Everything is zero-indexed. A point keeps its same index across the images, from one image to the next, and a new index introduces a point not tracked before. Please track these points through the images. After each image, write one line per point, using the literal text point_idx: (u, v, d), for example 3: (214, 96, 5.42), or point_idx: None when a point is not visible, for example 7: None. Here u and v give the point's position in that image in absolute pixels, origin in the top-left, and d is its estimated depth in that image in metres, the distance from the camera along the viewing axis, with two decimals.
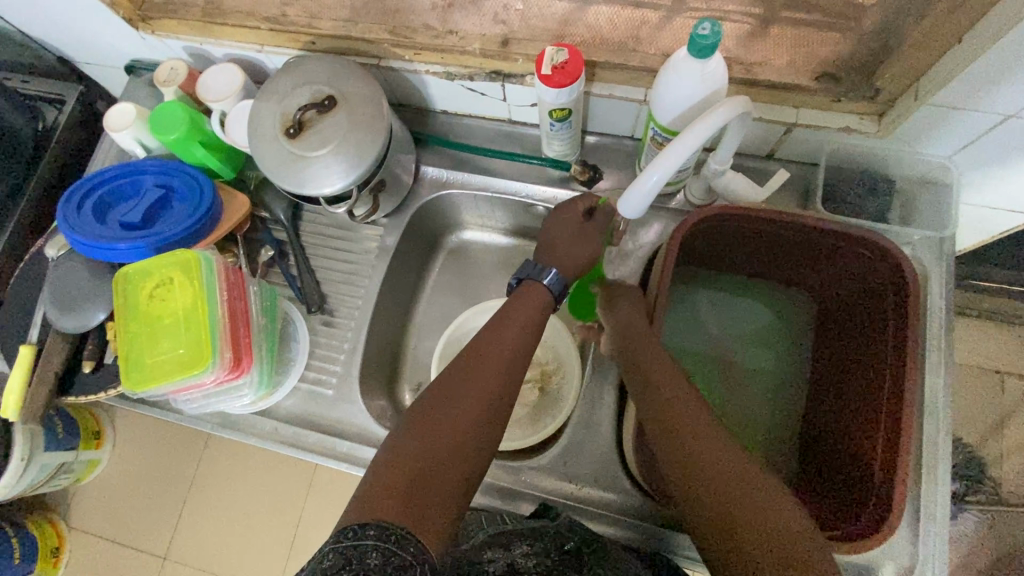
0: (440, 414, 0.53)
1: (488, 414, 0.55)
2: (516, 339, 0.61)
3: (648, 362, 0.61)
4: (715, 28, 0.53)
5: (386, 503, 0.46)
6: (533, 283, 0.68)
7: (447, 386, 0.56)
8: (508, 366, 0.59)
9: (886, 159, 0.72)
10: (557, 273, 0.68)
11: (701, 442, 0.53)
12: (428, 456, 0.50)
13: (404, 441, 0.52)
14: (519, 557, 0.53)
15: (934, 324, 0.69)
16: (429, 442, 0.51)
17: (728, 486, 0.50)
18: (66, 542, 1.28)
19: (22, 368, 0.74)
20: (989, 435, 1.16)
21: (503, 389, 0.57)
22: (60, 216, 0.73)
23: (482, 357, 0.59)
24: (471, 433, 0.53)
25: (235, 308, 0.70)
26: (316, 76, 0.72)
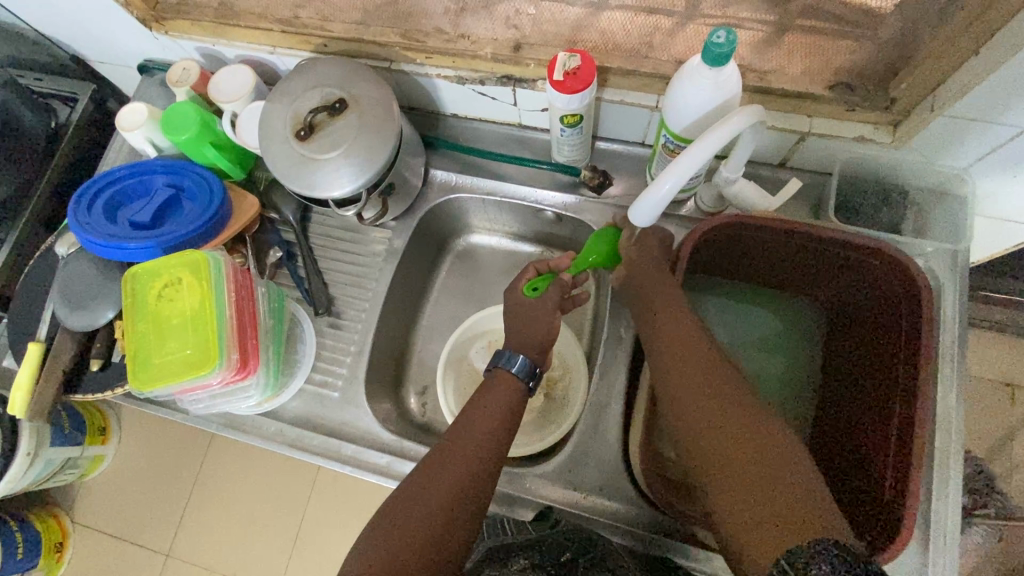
0: (424, 490, 0.55)
1: (473, 490, 0.56)
2: (500, 416, 0.63)
3: (670, 356, 0.60)
4: (730, 37, 0.52)
5: None
6: (504, 373, 0.68)
7: (434, 456, 0.58)
8: (491, 441, 0.61)
9: (900, 170, 0.71)
10: (524, 360, 0.69)
11: (721, 437, 0.52)
12: (408, 528, 0.52)
13: (389, 510, 0.54)
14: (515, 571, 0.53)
15: (947, 337, 0.67)
16: (410, 521, 0.52)
17: (746, 484, 0.50)
18: (70, 537, 1.29)
19: (30, 367, 0.74)
20: (998, 449, 1.15)
21: (485, 463, 0.59)
22: (70, 216, 0.74)
23: (465, 430, 0.61)
24: (454, 508, 0.54)
25: (243, 309, 0.70)
26: (327, 79, 0.72)
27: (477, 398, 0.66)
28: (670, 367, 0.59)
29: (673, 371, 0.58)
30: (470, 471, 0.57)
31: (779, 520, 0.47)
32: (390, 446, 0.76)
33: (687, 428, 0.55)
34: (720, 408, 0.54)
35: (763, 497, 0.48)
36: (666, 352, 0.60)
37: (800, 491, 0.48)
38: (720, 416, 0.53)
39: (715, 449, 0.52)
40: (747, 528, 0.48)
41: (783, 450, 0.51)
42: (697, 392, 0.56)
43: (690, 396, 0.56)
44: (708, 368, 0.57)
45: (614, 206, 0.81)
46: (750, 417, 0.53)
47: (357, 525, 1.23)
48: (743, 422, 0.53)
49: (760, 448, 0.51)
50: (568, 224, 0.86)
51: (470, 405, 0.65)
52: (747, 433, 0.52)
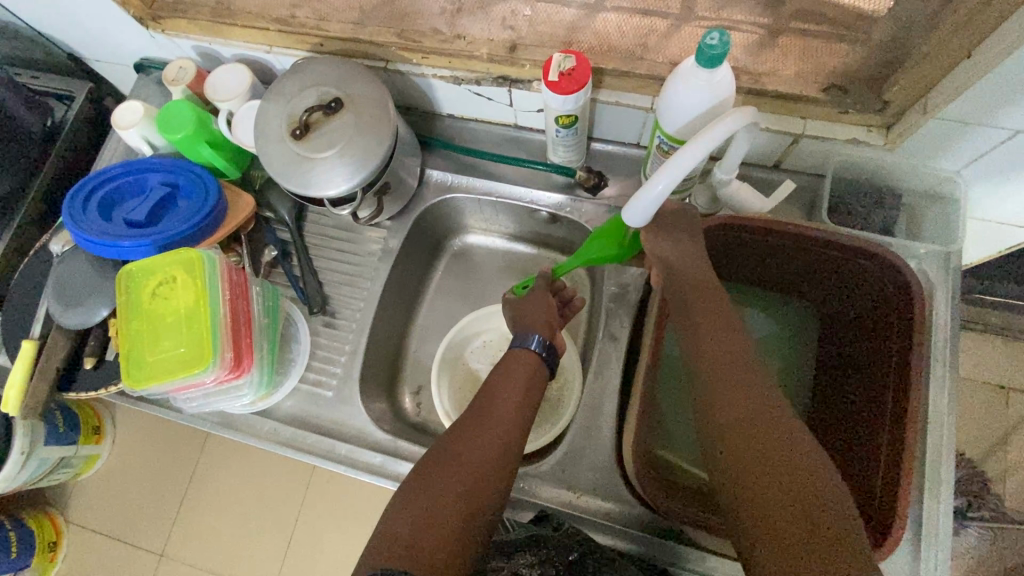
0: (447, 468, 0.55)
1: (504, 456, 0.57)
2: (525, 391, 0.65)
3: (712, 361, 0.58)
4: (723, 39, 0.53)
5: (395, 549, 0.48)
6: (520, 349, 0.70)
7: (465, 427, 0.59)
8: (511, 424, 0.60)
9: (894, 173, 0.71)
10: (538, 337, 0.71)
11: (753, 448, 0.51)
12: (443, 490, 0.53)
13: (423, 474, 0.55)
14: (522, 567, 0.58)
15: (939, 340, 0.68)
16: (443, 488, 0.53)
17: (769, 499, 0.48)
18: (64, 537, 1.29)
19: (24, 364, 0.74)
20: (993, 451, 1.15)
21: (507, 446, 0.58)
22: (65, 214, 0.74)
23: (487, 413, 0.61)
24: (480, 484, 0.54)
25: (237, 308, 0.70)
26: (324, 78, 0.72)
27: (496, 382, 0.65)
28: (706, 374, 0.58)
29: (709, 376, 0.57)
30: (501, 439, 0.58)
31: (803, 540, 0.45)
32: (384, 445, 0.76)
33: (715, 435, 0.54)
34: (758, 420, 0.53)
35: (789, 515, 0.47)
36: (701, 360, 0.59)
37: (830, 506, 0.47)
38: (752, 426, 0.52)
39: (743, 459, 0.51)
40: (769, 544, 0.47)
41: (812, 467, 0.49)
42: (733, 401, 0.54)
43: (722, 405, 0.55)
44: (743, 377, 0.56)
45: (609, 207, 0.81)
46: (786, 433, 0.51)
47: (351, 525, 1.23)
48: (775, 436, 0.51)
49: (789, 463, 0.49)
50: (564, 225, 0.86)
51: (488, 387, 0.65)
52: (781, 448, 0.50)
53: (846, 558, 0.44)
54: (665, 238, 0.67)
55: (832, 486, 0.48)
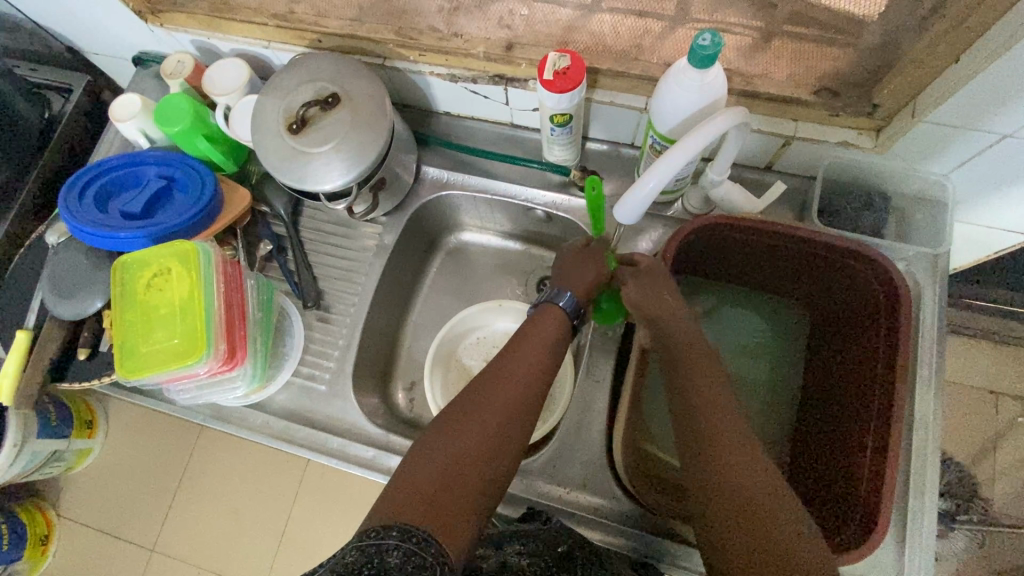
0: (463, 430, 0.56)
1: (517, 416, 0.59)
2: (544, 349, 0.65)
3: (683, 373, 0.60)
4: (715, 39, 0.53)
5: (409, 506, 0.49)
6: (551, 304, 0.69)
7: (478, 390, 0.60)
8: (529, 384, 0.61)
9: (884, 176, 0.72)
10: (571, 295, 0.69)
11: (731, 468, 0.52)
12: (458, 451, 0.54)
13: (437, 435, 0.56)
14: (512, 557, 0.56)
15: (926, 342, 0.69)
16: (457, 449, 0.54)
17: (729, 501, 0.51)
18: (55, 530, 1.29)
19: (18, 354, 0.74)
20: (981, 455, 1.16)
21: (522, 406, 0.59)
22: (61, 204, 0.74)
23: (505, 372, 0.62)
24: (493, 446, 0.55)
25: (232, 301, 0.70)
26: (321, 73, 0.73)
27: (516, 341, 0.66)
28: (687, 391, 0.59)
29: (693, 392, 0.58)
30: (515, 401, 0.59)
31: (759, 537, 0.48)
32: (376, 440, 0.76)
33: (695, 450, 0.55)
34: (738, 438, 0.54)
35: (761, 541, 0.48)
36: (684, 378, 0.60)
37: (782, 503, 0.50)
38: (727, 446, 0.54)
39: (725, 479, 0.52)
40: (733, 544, 0.49)
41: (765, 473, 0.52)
42: (717, 418, 0.56)
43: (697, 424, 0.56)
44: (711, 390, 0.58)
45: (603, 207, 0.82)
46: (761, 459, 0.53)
47: (343, 521, 1.24)
48: (750, 458, 0.53)
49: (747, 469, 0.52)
50: (558, 223, 0.87)
51: (509, 348, 0.65)
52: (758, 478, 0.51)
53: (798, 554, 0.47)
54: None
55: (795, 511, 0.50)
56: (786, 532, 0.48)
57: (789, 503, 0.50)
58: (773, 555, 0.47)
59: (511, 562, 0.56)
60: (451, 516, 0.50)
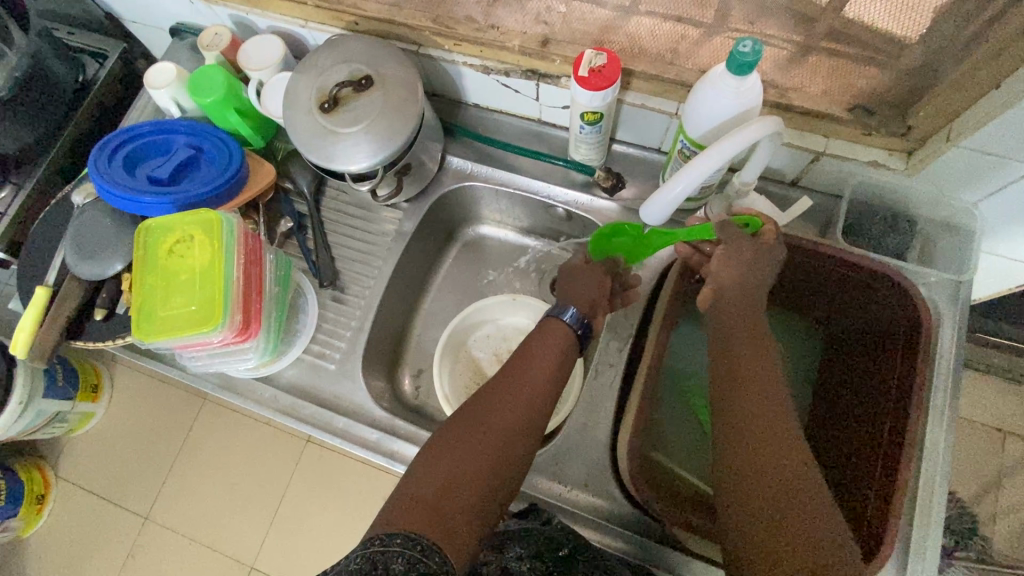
0: (469, 435, 0.56)
1: (525, 426, 0.59)
2: (552, 358, 0.66)
3: (726, 366, 0.59)
4: (755, 47, 0.53)
5: (412, 511, 0.49)
6: (555, 319, 0.70)
7: (487, 396, 0.60)
8: (534, 398, 0.61)
9: (912, 199, 0.72)
10: (575, 310, 0.70)
11: (756, 477, 0.51)
12: (464, 458, 0.54)
13: (445, 440, 0.56)
14: (513, 561, 0.58)
15: (943, 367, 0.68)
16: (462, 455, 0.54)
17: (758, 502, 0.50)
18: (52, 491, 1.30)
19: (35, 310, 0.75)
20: (985, 493, 1.15)
21: (528, 421, 0.59)
22: (91, 163, 0.75)
23: (512, 385, 0.62)
24: (500, 455, 0.55)
25: (251, 273, 0.70)
26: (355, 55, 0.73)
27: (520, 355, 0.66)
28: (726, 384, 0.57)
29: (728, 391, 0.57)
30: (523, 409, 0.60)
31: (792, 539, 0.48)
32: (380, 422, 0.76)
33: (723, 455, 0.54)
34: (771, 445, 0.52)
35: (792, 548, 0.47)
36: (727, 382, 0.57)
37: (812, 505, 0.49)
38: (762, 451, 0.52)
39: (750, 487, 0.51)
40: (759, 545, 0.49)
41: (804, 472, 0.51)
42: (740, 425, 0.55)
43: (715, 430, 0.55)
44: (753, 384, 0.56)
45: (625, 209, 0.82)
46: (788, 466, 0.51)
47: (337, 504, 1.24)
48: (788, 466, 0.51)
49: (778, 467, 0.51)
50: (578, 223, 0.87)
51: (516, 356, 0.66)
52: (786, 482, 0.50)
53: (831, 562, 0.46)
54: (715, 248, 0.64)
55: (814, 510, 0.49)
56: (816, 534, 0.48)
57: (825, 519, 0.48)
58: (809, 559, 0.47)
59: (513, 568, 0.57)
60: (452, 523, 0.50)
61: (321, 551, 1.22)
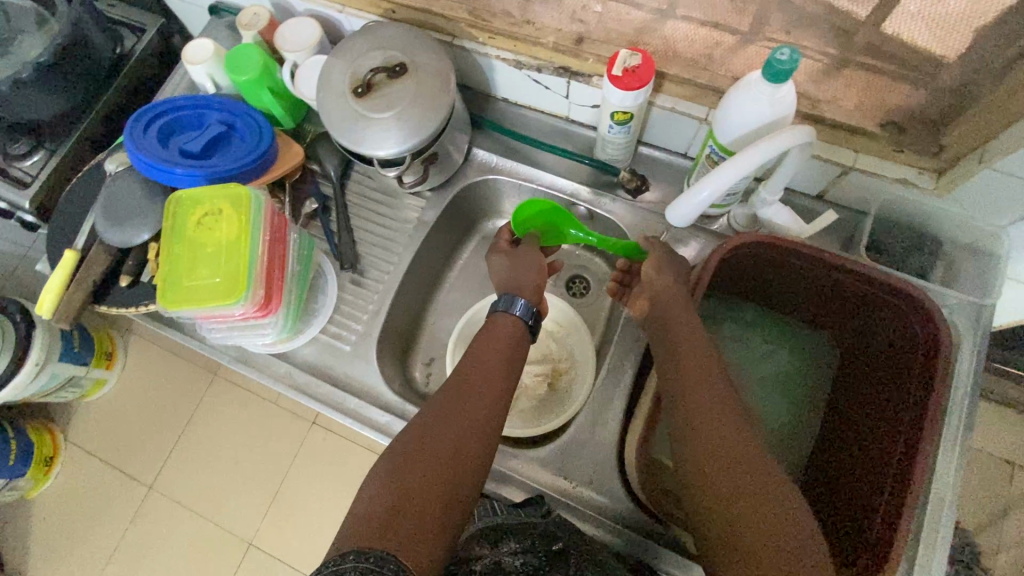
0: (426, 447, 0.56)
1: (482, 432, 0.60)
2: (504, 365, 0.67)
3: (701, 368, 0.60)
4: (793, 55, 0.53)
5: (368, 527, 0.48)
6: (504, 314, 0.73)
7: (442, 406, 0.61)
8: (489, 403, 0.63)
9: (940, 220, 0.71)
10: (525, 301, 0.73)
11: (734, 481, 0.52)
12: (421, 469, 0.54)
13: (401, 454, 0.56)
14: (506, 555, 0.58)
15: (960, 391, 0.67)
16: (420, 466, 0.54)
17: (746, 505, 0.50)
18: (60, 454, 1.32)
19: (64, 271, 0.76)
20: (989, 525, 1.13)
21: (484, 427, 0.60)
22: (126, 132, 0.76)
23: (462, 397, 0.62)
24: (457, 463, 0.56)
25: (275, 250, 0.72)
26: (390, 42, 0.74)
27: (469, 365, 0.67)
28: (693, 390, 0.58)
29: (693, 395, 0.58)
30: (479, 415, 0.61)
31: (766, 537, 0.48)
32: (391, 406, 0.77)
33: (696, 456, 0.55)
34: (735, 450, 0.53)
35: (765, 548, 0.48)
36: (696, 389, 0.58)
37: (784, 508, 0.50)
38: (731, 452, 0.53)
39: (729, 486, 0.52)
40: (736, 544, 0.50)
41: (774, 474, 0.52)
42: (722, 427, 0.55)
43: (721, 433, 0.55)
44: (713, 390, 0.58)
45: (647, 211, 0.82)
46: (762, 468, 0.52)
47: (338, 487, 1.26)
48: (754, 467, 0.52)
49: (751, 471, 0.52)
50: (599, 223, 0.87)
51: (472, 357, 0.68)
52: (761, 486, 0.51)
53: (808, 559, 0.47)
54: (657, 263, 0.71)
55: (796, 513, 0.50)
56: (790, 532, 0.48)
57: (790, 518, 0.49)
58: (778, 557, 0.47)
59: (505, 562, 0.57)
60: (412, 534, 0.49)
61: (319, 532, 1.23)
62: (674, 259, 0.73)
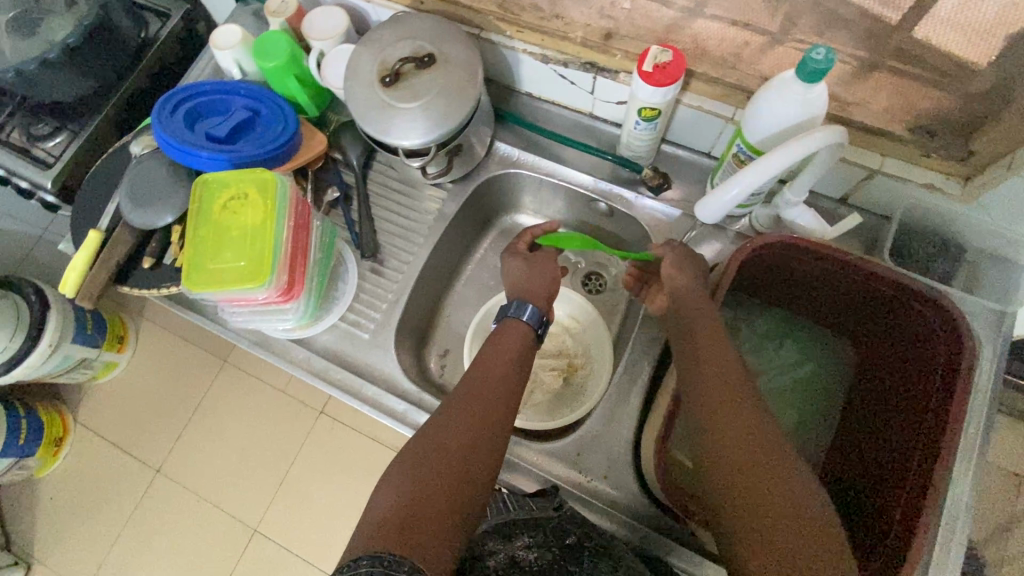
0: (436, 452, 0.57)
1: (490, 435, 0.60)
2: (512, 367, 0.67)
3: (724, 367, 0.60)
4: (829, 55, 0.52)
5: (381, 534, 0.49)
6: (513, 321, 0.73)
7: (450, 411, 0.61)
8: (497, 406, 0.63)
9: (964, 227, 0.71)
10: (534, 309, 0.73)
11: (758, 481, 0.52)
12: (431, 475, 0.55)
13: (412, 460, 0.56)
14: (519, 550, 0.58)
15: (980, 397, 0.68)
16: (430, 472, 0.55)
17: (772, 506, 0.50)
18: (70, 435, 1.33)
19: (88, 251, 0.77)
20: (996, 536, 1.13)
21: (492, 430, 0.60)
22: (154, 114, 0.77)
23: (470, 400, 0.62)
24: (467, 466, 0.56)
25: (298, 236, 0.72)
26: (419, 33, 0.74)
27: (478, 371, 0.67)
28: (721, 392, 0.58)
29: (716, 396, 0.58)
30: (486, 419, 0.61)
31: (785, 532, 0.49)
32: (408, 394, 0.78)
33: (723, 458, 0.54)
34: (761, 452, 0.53)
35: (788, 547, 0.48)
36: (723, 392, 0.58)
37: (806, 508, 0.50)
38: (757, 451, 0.53)
39: (753, 485, 0.52)
40: (756, 541, 0.50)
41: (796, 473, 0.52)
42: (747, 428, 0.55)
43: (745, 434, 0.55)
44: (737, 390, 0.58)
45: (668, 209, 0.82)
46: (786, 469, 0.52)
47: (344, 477, 1.26)
48: (777, 466, 0.52)
49: (774, 472, 0.52)
50: (618, 219, 0.87)
51: (479, 361, 0.68)
52: (785, 486, 0.51)
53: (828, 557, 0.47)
54: (678, 261, 0.71)
55: (817, 513, 0.50)
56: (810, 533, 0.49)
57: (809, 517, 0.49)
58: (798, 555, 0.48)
59: (519, 556, 0.57)
60: (424, 540, 0.49)
61: (324, 520, 1.24)
62: (693, 257, 0.72)
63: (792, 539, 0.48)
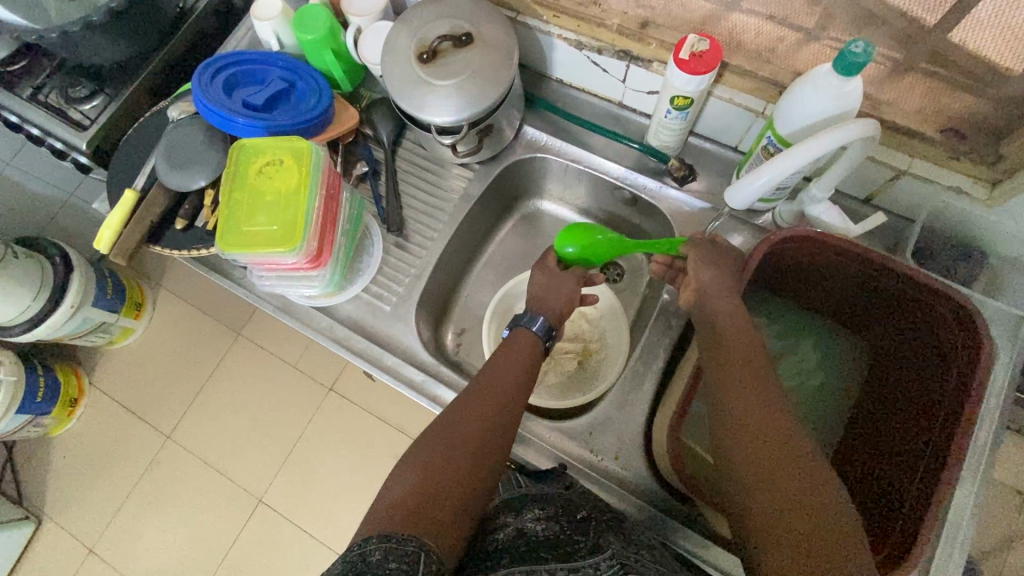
0: (449, 440, 0.57)
1: (500, 426, 0.61)
2: (523, 364, 0.69)
3: (746, 355, 0.61)
4: (867, 49, 0.53)
5: (392, 516, 0.50)
6: (524, 329, 0.73)
7: (462, 401, 0.62)
8: (507, 398, 0.64)
9: (986, 232, 0.71)
10: (543, 320, 0.74)
11: (773, 462, 0.53)
12: (443, 460, 0.55)
13: (424, 448, 0.57)
14: (529, 522, 0.59)
15: (993, 401, 0.68)
16: (442, 458, 0.55)
17: (789, 486, 0.51)
18: (84, 397, 1.36)
19: (123, 209, 0.79)
20: (995, 551, 1.13)
21: (502, 422, 0.61)
22: (194, 79, 0.78)
23: (482, 392, 0.64)
24: (479, 454, 0.57)
25: (328, 205, 0.74)
26: (457, 12, 0.76)
27: (490, 365, 0.68)
28: (740, 379, 0.59)
29: (736, 382, 0.59)
30: (498, 409, 0.62)
31: (802, 511, 0.49)
32: (426, 366, 0.79)
33: (739, 439, 0.56)
34: (779, 433, 0.54)
35: (806, 525, 0.48)
36: (741, 376, 0.59)
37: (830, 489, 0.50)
38: (777, 432, 0.54)
39: (772, 465, 0.52)
40: (777, 519, 0.50)
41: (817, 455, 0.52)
42: (765, 412, 0.56)
43: (761, 417, 0.56)
44: (758, 378, 0.59)
45: (692, 200, 0.83)
46: (804, 451, 0.53)
47: (351, 453, 1.28)
48: (795, 448, 0.53)
49: (790, 453, 0.53)
50: (641, 208, 0.88)
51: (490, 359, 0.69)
52: (805, 467, 0.51)
53: (853, 533, 0.47)
54: (710, 257, 0.70)
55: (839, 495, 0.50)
56: (833, 513, 0.49)
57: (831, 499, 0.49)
58: (822, 531, 0.48)
59: (529, 527, 0.59)
60: (434, 525, 0.50)
61: (328, 493, 1.26)
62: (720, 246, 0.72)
63: (803, 520, 0.49)
